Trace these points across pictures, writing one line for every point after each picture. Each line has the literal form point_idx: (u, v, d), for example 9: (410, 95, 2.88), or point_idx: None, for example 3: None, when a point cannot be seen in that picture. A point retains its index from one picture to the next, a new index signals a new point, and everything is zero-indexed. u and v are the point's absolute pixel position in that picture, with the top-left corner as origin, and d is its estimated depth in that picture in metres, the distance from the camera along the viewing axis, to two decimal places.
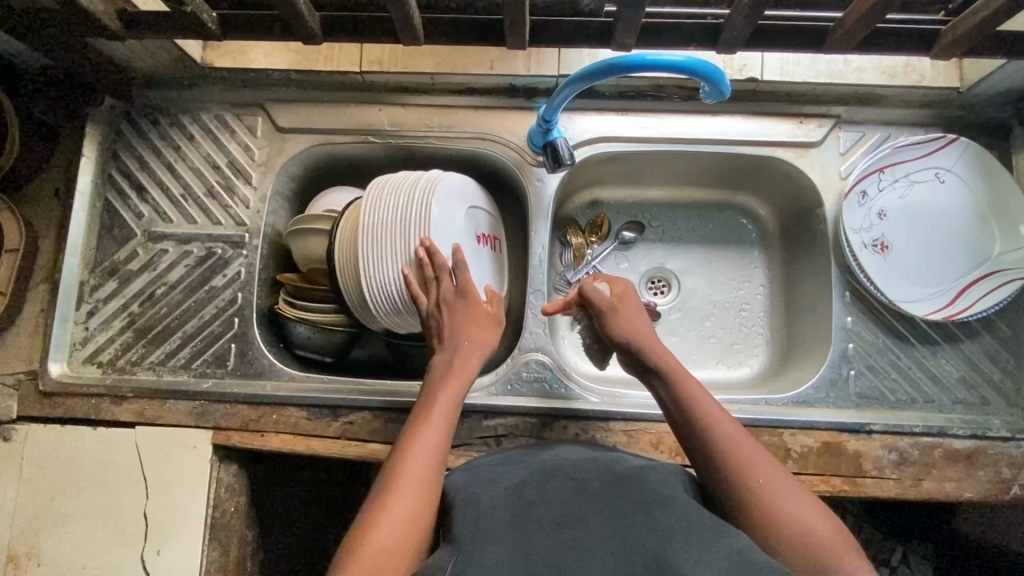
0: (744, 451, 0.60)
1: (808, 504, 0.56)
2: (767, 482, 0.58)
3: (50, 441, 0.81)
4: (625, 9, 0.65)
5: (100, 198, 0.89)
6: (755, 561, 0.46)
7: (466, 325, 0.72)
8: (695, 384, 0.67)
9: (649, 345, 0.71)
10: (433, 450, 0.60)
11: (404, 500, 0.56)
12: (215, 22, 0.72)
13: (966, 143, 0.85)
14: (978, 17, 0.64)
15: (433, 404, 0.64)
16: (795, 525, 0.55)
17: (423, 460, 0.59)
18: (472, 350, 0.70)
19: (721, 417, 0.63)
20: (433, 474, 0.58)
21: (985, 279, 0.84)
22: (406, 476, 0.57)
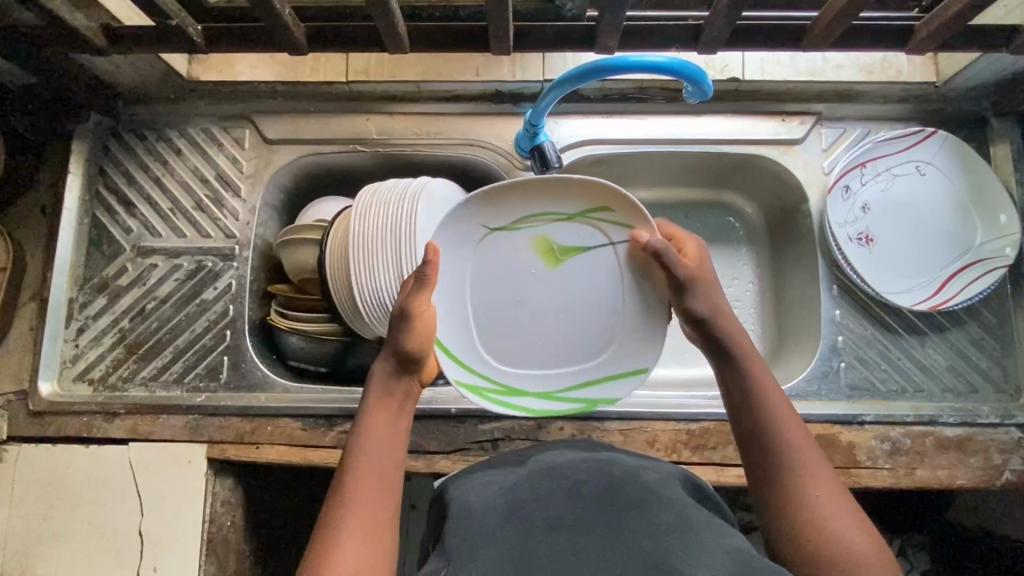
0: (800, 449, 0.56)
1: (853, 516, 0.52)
2: (821, 494, 0.53)
3: (41, 462, 0.80)
4: (607, 13, 0.66)
5: (87, 215, 0.89)
6: (756, 563, 0.46)
7: (410, 331, 0.64)
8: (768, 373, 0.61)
9: (727, 323, 0.64)
10: (380, 483, 0.56)
11: (360, 524, 0.53)
12: (200, 34, 0.73)
13: (944, 136, 0.87)
14: (950, 11, 0.66)
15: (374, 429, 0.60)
16: (835, 539, 0.51)
17: (375, 481, 0.56)
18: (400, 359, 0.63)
19: (785, 415, 0.58)
20: (385, 505, 0.55)
21: (969, 269, 0.86)
22: (354, 516, 0.53)
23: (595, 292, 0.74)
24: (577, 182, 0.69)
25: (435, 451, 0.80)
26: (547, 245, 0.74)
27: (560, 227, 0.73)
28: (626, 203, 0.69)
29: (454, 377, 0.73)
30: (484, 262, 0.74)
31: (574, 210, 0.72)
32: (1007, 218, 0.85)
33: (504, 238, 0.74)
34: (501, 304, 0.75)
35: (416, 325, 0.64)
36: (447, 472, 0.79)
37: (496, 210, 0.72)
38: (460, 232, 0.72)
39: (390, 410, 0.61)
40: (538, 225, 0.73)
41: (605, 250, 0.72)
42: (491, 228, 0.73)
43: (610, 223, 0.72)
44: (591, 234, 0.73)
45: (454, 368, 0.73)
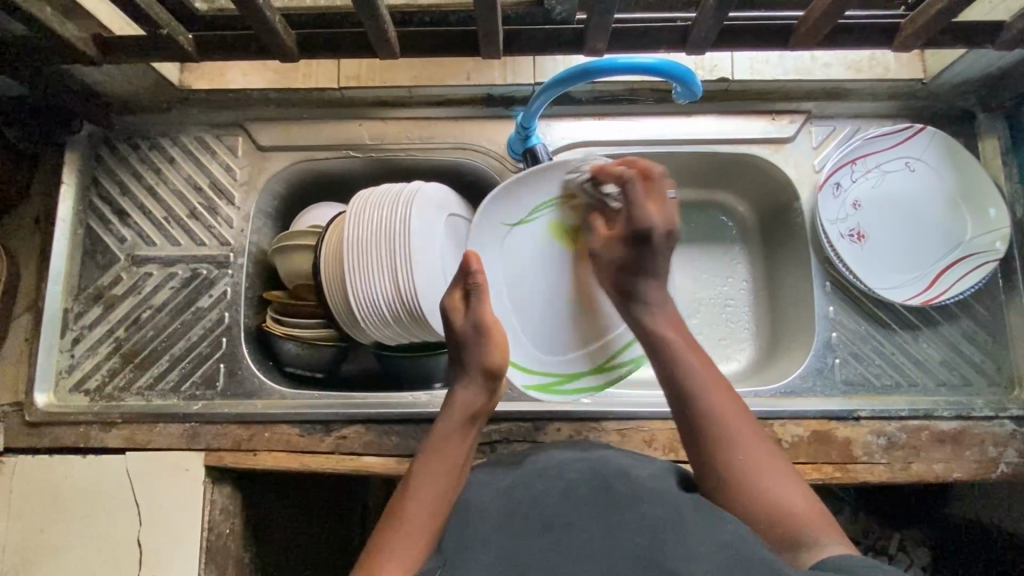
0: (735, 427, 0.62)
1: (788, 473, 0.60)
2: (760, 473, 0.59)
3: (37, 473, 0.80)
4: (594, 16, 0.67)
5: (81, 224, 0.89)
6: (750, 561, 0.47)
7: (491, 346, 0.68)
8: (691, 341, 0.69)
9: (652, 318, 0.70)
10: (436, 492, 0.60)
11: (414, 522, 0.57)
12: (191, 43, 0.73)
13: (933, 132, 0.87)
14: (934, 9, 0.67)
15: (443, 444, 0.64)
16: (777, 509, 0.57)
17: (433, 488, 0.61)
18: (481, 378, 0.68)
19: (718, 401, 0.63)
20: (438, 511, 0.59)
21: (960, 263, 0.86)
22: (409, 515, 0.58)
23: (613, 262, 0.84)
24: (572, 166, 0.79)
25: None
26: (563, 228, 0.84)
27: (565, 212, 0.83)
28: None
29: (523, 384, 0.82)
30: (514, 256, 0.84)
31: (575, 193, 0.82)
32: (996, 211, 0.86)
33: (525, 232, 0.84)
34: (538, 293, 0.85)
35: (495, 337, 0.68)
36: None
37: (511, 207, 0.82)
38: (486, 233, 0.82)
39: (462, 425, 0.66)
40: (547, 216, 0.83)
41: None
42: (512, 224, 0.83)
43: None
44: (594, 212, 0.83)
45: (521, 375, 0.83)
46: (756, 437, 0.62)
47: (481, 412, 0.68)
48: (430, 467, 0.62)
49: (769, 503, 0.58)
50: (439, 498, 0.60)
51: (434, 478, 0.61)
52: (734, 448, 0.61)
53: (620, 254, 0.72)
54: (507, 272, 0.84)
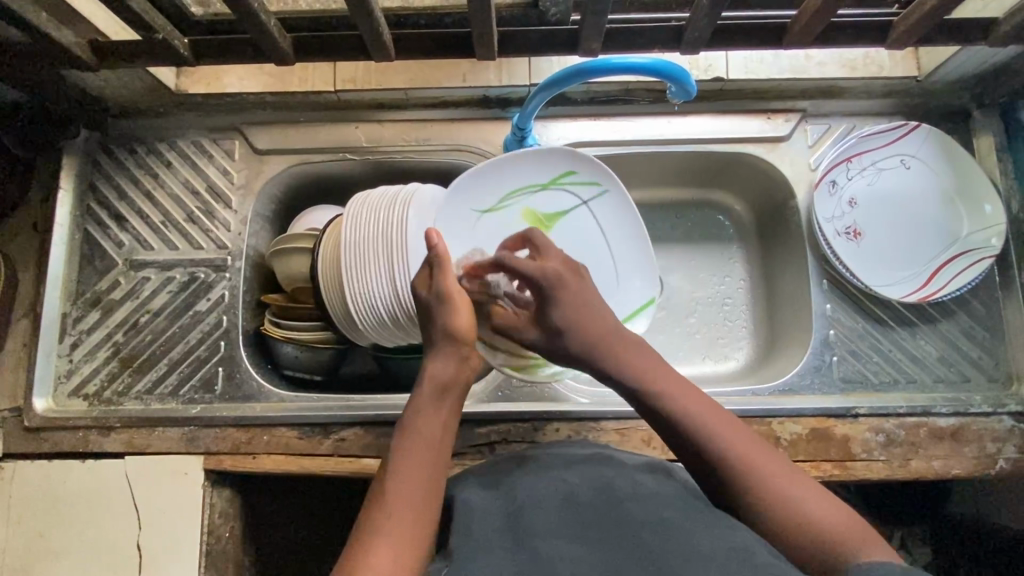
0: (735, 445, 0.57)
1: (804, 481, 0.56)
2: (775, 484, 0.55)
3: (36, 478, 0.80)
4: (589, 16, 0.67)
5: (79, 229, 0.89)
6: (758, 560, 0.46)
7: (452, 312, 0.67)
8: (660, 365, 0.65)
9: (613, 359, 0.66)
10: (421, 469, 0.57)
11: (404, 505, 0.54)
12: (187, 47, 0.73)
13: (928, 129, 0.87)
14: (926, 7, 0.67)
15: (421, 418, 0.61)
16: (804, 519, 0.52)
17: (417, 464, 0.58)
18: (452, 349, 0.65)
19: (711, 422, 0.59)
20: (427, 491, 0.56)
21: (956, 260, 0.87)
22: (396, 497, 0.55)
23: (589, 245, 0.86)
24: (543, 154, 0.82)
25: None
26: (534, 215, 0.85)
27: (540, 197, 0.85)
28: (589, 165, 0.84)
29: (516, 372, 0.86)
30: (484, 243, 0.83)
31: (548, 179, 0.85)
32: (992, 208, 0.86)
33: (495, 218, 0.84)
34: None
35: (457, 304, 0.67)
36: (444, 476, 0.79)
37: (479, 193, 0.83)
38: (456, 220, 0.82)
39: (436, 399, 0.63)
40: (520, 201, 0.85)
41: (583, 208, 0.86)
42: (481, 211, 0.83)
43: (580, 184, 0.85)
44: (567, 197, 0.85)
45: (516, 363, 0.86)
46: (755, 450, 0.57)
47: (456, 382, 0.64)
48: (414, 447, 0.59)
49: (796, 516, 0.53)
50: (423, 475, 0.57)
51: (414, 455, 0.58)
52: (741, 468, 0.56)
53: (543, 323, 0.70)
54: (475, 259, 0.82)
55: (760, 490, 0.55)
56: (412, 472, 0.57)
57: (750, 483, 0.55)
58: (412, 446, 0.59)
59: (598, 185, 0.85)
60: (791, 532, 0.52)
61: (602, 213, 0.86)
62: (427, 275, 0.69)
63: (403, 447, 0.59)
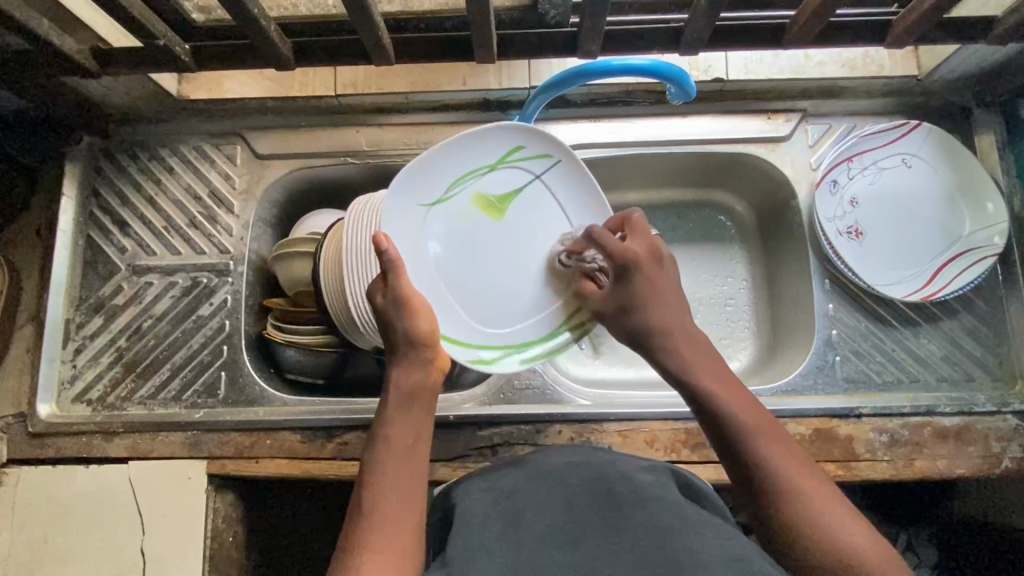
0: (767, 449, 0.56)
1: (831, 495, 0.53)
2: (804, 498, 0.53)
3: (39, 484, 0.80)
4: (587, 18, 0.67)
5: (82, 235, 0.89)
6: (750, 563, 0.46)
7: (412, 316, 0.63)
8: (716, 365, 0.63)
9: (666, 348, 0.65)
10: (397, 474, 0.58)
11: (384, 512, 0.55)
12: (188, 53, 0.74)
13: (929, 127, 0.87)
14: (923, 6, 0.67)
15: (392, 425, 0.61)
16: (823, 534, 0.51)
17: (392, 469, 0.58)
18: (417, 359, 0.63)
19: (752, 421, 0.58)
20: (408, 494, 0.57)
21: (959, 258, 0.86)
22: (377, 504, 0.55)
23: (548, 225, 0.75)
24: (491, 129, 0.70)
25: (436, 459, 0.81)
26: (487, 202, 0.72)
27: (488, 179, 0.72)
28: (540, 137, 0.73)
29: (467, 359, 0.71)
30: (436, 240, 0.70)
31: (495, 158, 0.72)
32: (994, 206, 0.86)
33: (445, 211, 0.70)
34: (473, 279, 0.71)
35: (417, 308, 0.63)
36: (447, 479, 0.79)
37: (423, 185, 0.68)
38: (400, 218, 0.67)
39: (406, 407, 0.62)
40: (467, 188, 0.71)
41: (536, 184, 0.75)
42: (429, 205, 0.69)
43: (530, 159, 0.74)
44: (518, 175, 0.74)
45: (465, 351, 0.71)
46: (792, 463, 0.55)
47: (423, 388, 0.63)
48: (389, 454, 0.59)
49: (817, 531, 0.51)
50: (405, 486, 0.57)
51: (392, 467, 0.58)
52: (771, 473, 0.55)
53: (614, 300, 0.68)
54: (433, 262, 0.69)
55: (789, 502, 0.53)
56: (388, 478, 0.57)
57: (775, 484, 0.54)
58: (392, 460, 0.59)
59: (552, 158, 0.74)
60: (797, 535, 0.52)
61: (558, 186, 0.75)
62: (381, 283, 0.64)
63: (378, 453, 0.59)
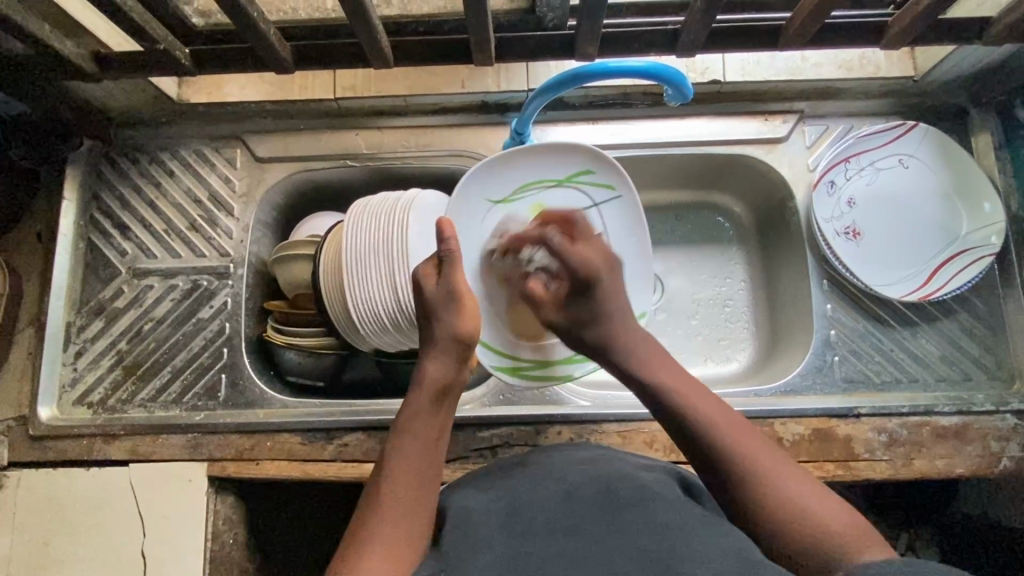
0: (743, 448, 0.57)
1: (815, 489, 0.54)
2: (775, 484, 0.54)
3: (40, 486, 0.80)
4: (585, 20, 0.68)
5: (83, 238, 0.90)
6: (755, 558, 0.47)
7: (459, 312, 0.65)
8: (679, 374, 0.65)
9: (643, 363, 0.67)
10: (417, 466, 0.58)
11: (402, 502, 0.55)
12: (188, 57, 0.74)
13: (926, 128, 0.88)
14: (918, 7, 0.67)
15: (415, 418, 0.61)
16: (801, 518, 0.52)
17: (412, 461, 0.58)
18: (450, 351, 0.64)
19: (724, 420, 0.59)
20: (424, 486, 0.57)
21: (957, 258, 0.87)
22: (394, 493, 0.56)
23: None
24: (566, 148, 0.78)
25: None
26: (543, 213, 0.80)
27: (553, 193, 0.81)
28: (607, 165, 0.79)
29: (494, 365, 0.80)
30: (493, 237, 0.79)
31: (563, 175, 0.80)
32: (991, 206, 0.86)
33: (507, 211, 0.80)
34: (513, 279, 0.79)
35: (463, 304, 0.65)
36: (447, 480, 0.79)
37: (495, 182, 0.78)
38: (468, 208, 0.77)
39: (434, 400, 0.62)
40: (532, 196, 0.80)
41: (593, 211, 0.81)
42: (495, 202, 0.79)
43: (593, 185, 0.81)
44: (579, 197, 0.81)
45: (492, 357, 0.79)
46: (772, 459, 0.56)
47: (454, 385, 0.64)
48: (411, 446, 0.59)
49: (796, 511, 0.52)
50: (423, 482, 0.57)
51: (414, 461, 0.58)
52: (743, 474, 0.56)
53: (572, 310, 0.72)
54: (481, 252, 0.78)
55: (761, 494, 0.54)
56: (407, 469, 0.58)
57: (739, 472, 0.56)
58: (411, 451, 0.59)
59: (613, 189, 0.81)
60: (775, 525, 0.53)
61: (612, 219, 0.81)
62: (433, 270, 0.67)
63: (400, 443, 0.60)
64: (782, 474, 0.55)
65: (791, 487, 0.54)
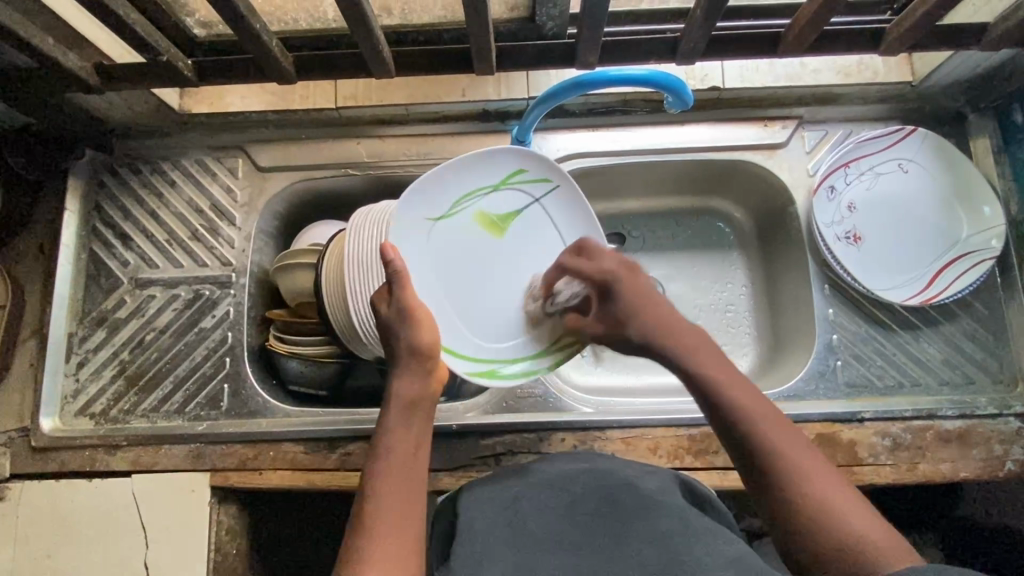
0: (781, 446, 0.55)
1: (847, 495, 0.52)
2: (809, 488, 0.52)
3: (42, 498, 0.80)
4: (585, 30, 0.68)
5: (84, 249, 0.90)
6: (753, 562, 0.47)
7: (416, 328, 0.64)
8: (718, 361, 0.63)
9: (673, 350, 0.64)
10: (401, 485, 0.57)
11: (387, 524, 0.55)
12: (191, 69, 0.75)
13: (925, 133, 0.88)
14: (917, 13, 0.68)
15: (391, 437, 0.61)
16: (835, 522, 0.50)
17: (394, 480, 0.58)
18: (415, 368, 0.64)
19: (760, 412, 0.58)
20: (410, 503, 0.57)
21: (957, 262, 0.87)
22: (381, 517, 0.55)
23: (547, 247, 0.78)
24: (495, 151, 0.74)
25: (438, 468, 0.81)
26: (489, 219, 0.76)
27: (492, 198, 0.76)
28: (539, 161, 0.76)
29: (466, 372, 0.72)
30: (441, 254, 0.73)
31: (498, 178, 0.76)
32: (991, 210, 0.86)
33: (450, 225, 0.74)
34: (468, 291, 0.74)
35: (418, 319, 0.64)
36: (451, 489, 0.79)
37: (432, 199, 0.72)
38: (406, 228, 0.70)
39: (405, 417, 0.62)
40: (473, 204, 0.75)
41: (536, 207, 0.78)
42: (435, 219, 0.73)
43: (532, 182, 0.77)
44: (521, 196, 0.77)
45: (464, 362, 0.73)
46: (815, 465, 0.54)
47: (423, 398, 0.63)
48: (392, 469, 0.58)
49: (829, 517, 0.51)
50: (406, 496, 0.57)
51: (394, 475, 0.58)
52: (785, 469, 0.54)
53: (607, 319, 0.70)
54: (437, 271, 0.72)
55: (798, 491, 0.53)
56: (389, 490, 0.57)
57: (771, 467, 0.54)
58: (393, 469, 0.58)
59: (549, 182, 0.77)
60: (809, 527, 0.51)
61: (557, 211, 0.78)
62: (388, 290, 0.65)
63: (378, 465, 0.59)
64: (814, 475, 0.53)
65: (815, 481, 0.53)
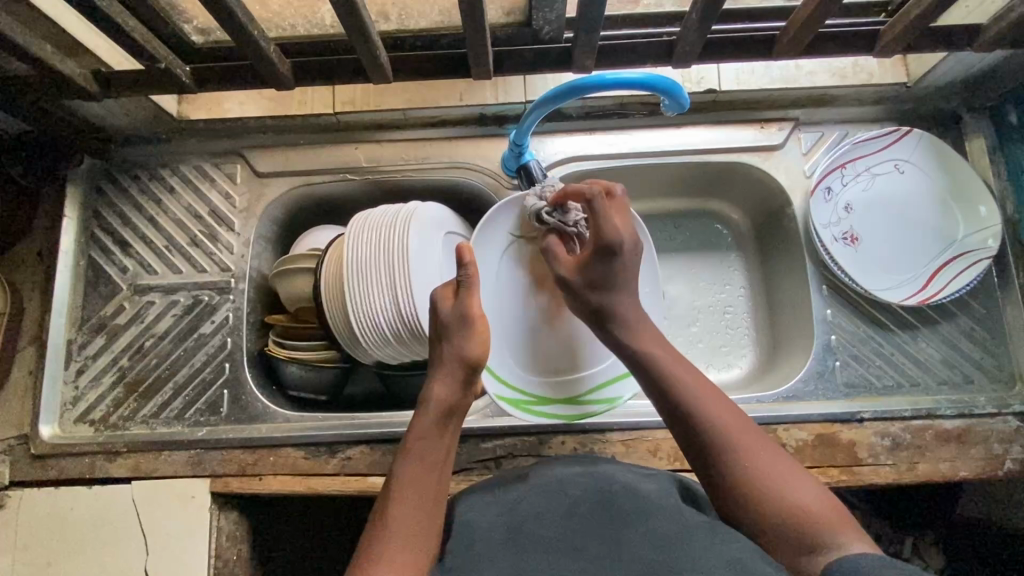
0: (732, 433, 0.60)
1: (799, 476, 0.57)
2: (760, 466, 0.58)
3: (42, 506, 0.80)
4: (581, 34, 0.69)
5: (83, 256, 0.90)
6: (750, 564, 0.47)
7: (471, 336, 0.65)
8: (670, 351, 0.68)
9: (636, 340, 0.68)
10: (423, 488, 0.58)
11: (402, 525, 0.55)
12: (188, 75, 0.75)
13: (920, 133, 0.88)
14: (910, 15, 0.68)
15: (419, 439, 0.61)
16: (787, 503, 0.55)
17: (418, 482, 0.58)
18: (456, 373, 0.64)
19: (710, 398, 0.62)
20: (427, 507, 0.57)
21: (954, 262, 0.87)
22: (398, 516, 0.56)
23: None
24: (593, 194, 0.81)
25: None
26: None
27: None
28: None
29: (495, 393, 0.79)
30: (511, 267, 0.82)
31: None
32: (987, 210, 0.87)
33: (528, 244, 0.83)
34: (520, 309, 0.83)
35: (476, 328, 0.65)
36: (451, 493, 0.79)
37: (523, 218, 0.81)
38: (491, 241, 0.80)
39: (440, 422, 0.62)
40: None
41: None
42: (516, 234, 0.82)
43: None
44: None
45: (495, 385, 0.79)
46: (762, 447, 0.59)
47: (459, 405, 0.64)
48: (417, 469, 0.59)
49: (782, 499, 0.55)
50: (426, 498, 0.57)
51: (418, 475, 0.59)
52: (737, 450, 0.59)
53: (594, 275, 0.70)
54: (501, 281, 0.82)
55: (750, 477, 0.57)
56: (411, 490, 0.58)
57: (725, 452, 0.59)
58: (416, 471, 0.59)
59: None
60: (762, 510, 0.56)
61: None
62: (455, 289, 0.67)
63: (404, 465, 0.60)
64: (763, 457, 0.58)
65: (764, 464, 0.58)
